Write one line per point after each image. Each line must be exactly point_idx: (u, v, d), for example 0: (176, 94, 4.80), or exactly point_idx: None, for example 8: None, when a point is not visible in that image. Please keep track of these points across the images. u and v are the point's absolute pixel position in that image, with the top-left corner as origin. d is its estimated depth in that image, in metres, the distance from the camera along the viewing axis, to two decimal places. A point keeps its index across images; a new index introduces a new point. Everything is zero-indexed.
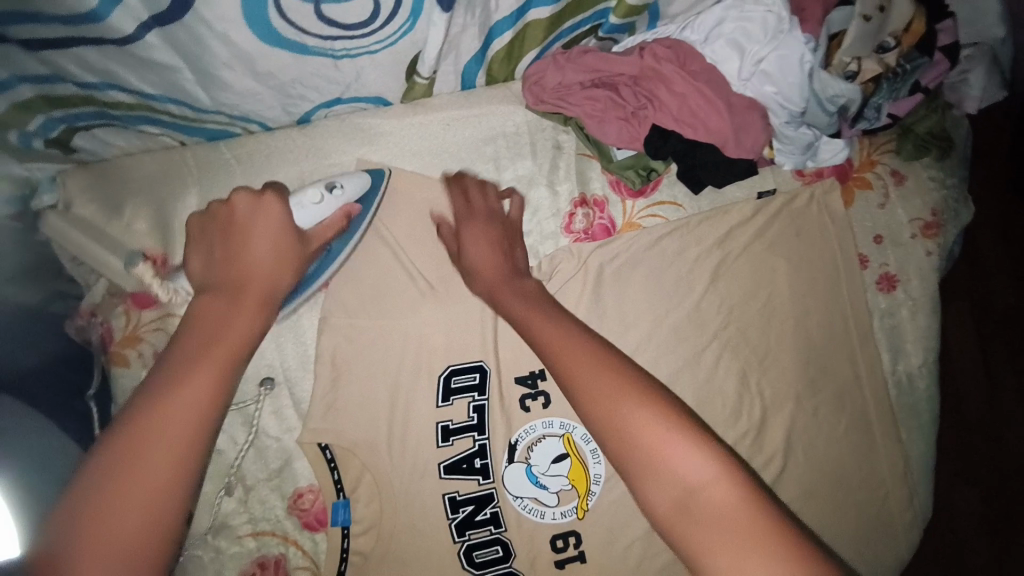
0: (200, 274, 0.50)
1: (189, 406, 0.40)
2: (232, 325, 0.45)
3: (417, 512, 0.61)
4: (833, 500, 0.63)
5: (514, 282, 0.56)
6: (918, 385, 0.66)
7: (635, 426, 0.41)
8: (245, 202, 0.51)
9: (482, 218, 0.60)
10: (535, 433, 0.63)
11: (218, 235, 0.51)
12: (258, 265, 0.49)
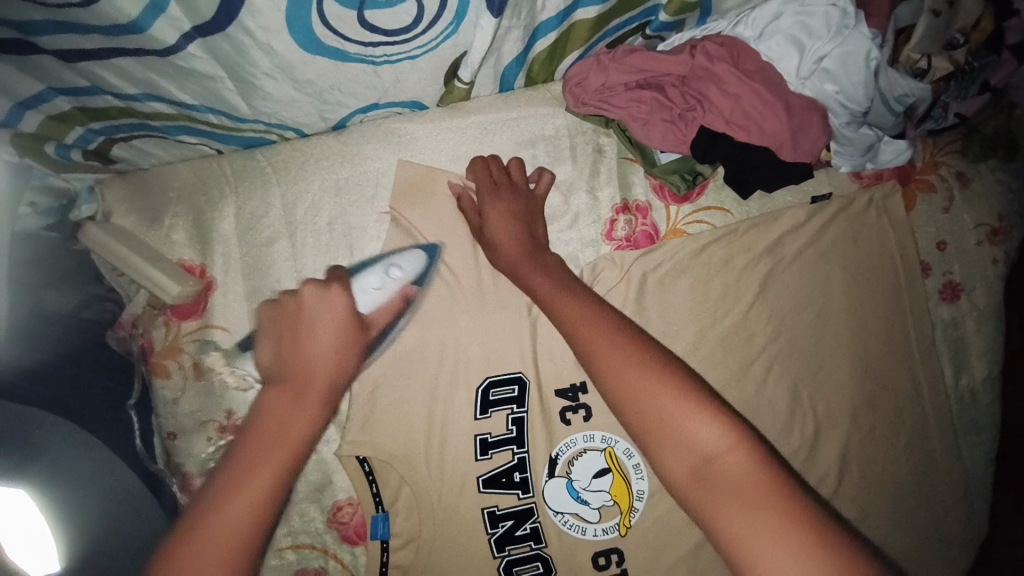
0: (269, 366, 0.48)
1: (260, 488, 0.40)
2: (290, 431, 0.42)
3: (457, 526, 0.59)
4: (891, 521, 0.61)
5: (531, 265, 0.54)
6: (982, 399, 0.62)
7: (678, 416, 0.40)
8: (313, 295, 0.50)
9: (505, 195, 0.58)
10: (576, 447, 0.61)
11: (288, 321, 0.50)
12: (322, 364, 0.46)
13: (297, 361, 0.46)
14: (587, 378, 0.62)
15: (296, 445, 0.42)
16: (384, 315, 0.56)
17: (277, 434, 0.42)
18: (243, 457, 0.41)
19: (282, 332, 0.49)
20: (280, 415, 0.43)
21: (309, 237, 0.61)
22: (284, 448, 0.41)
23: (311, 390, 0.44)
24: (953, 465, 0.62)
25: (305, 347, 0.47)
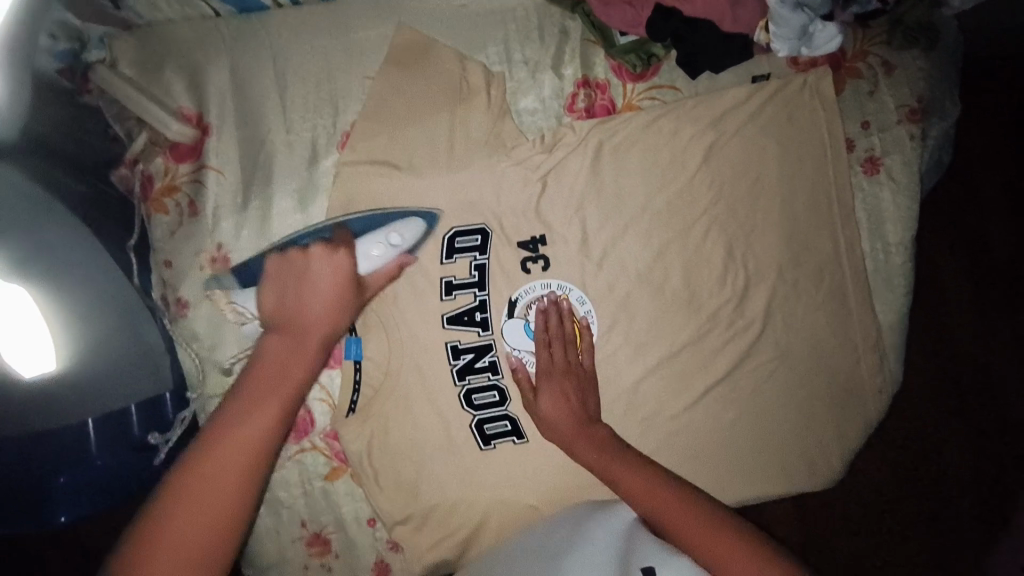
0: (271, 312, 0.57)
1: (255, 434, 0.47)
2: (289, 370, 0.52)
3: (425, 355, 0.68)
4: (807, 364, 0.69)
5: (553, 390, 0.64)
6: (895, 262, 0.70)
7: (649, 495, 0.56)
8: (318, 253, 0.58)
9: (559, 377, 0.65)
10: (535, 293, 0.69)
11: (291, 274, 0.58)
12: (308, 309, 0.56)
13: (301, 312, 0.55)
14: (546, 232, 0.69)
15: (294, 381, 0.51)
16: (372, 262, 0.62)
17: (276, 367, 0.52)
18: (247, 394, 0.49)
19: (286, 284, 0.57)
20: (275, 354, 0.53)
21: (298, 94, 0.67)
22: (279, 387, 0.50)
23: (308, 334, 0.55)
24: (866, 319, 0.69)
25: (304, 303, 0.56)
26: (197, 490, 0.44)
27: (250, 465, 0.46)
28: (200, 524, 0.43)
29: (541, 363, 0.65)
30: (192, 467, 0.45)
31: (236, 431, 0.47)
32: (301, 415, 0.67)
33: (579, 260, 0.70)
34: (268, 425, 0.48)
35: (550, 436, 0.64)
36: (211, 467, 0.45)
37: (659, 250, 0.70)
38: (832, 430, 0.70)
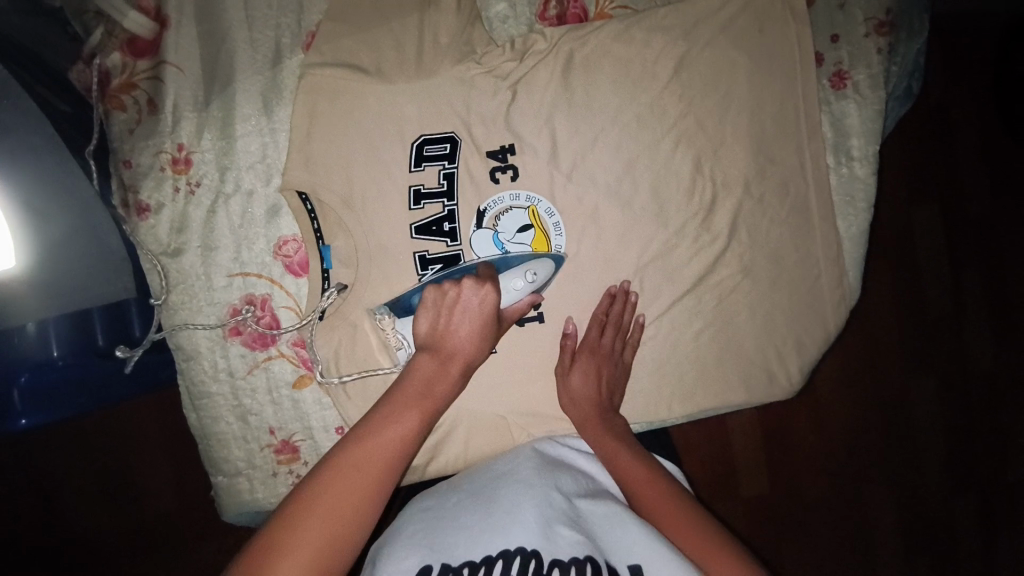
0: (425, 334, 0.58)
1: (387, 445, 0.49)
2: (433, 391, 0.54)
3: (393, 264, 0.67)
4: (771, 277, 0.70)
5: (588, 369, 0.67)
6: (858, 178, 0.71)
7: (634, 476, 0.60)
8: (470, 287, 0.58)
9: (599, 360, 0.68)
10: (504, 204, 0.69)
11: (435, 306, 0.59)
12: (460, 340, 0.57)
13: (445, 342, 0.57)
14: (516, 141, 0.69)
15: (435, 401, 0.54)
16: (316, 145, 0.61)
17: (415, 388, 0.54)
18: (387, 409, 0.52)
19: (438, 314, 0.58)
20: (417, 371, 0.55)
21: None
22: (421, 402, 0.53)
23: (452, 361, 0.57)
24: (829, 233, 0.70)
25: (448, 329, 0.58)
26: (326, 506, 0.46)
27: (382, 472, 0.48)
28: (330, 526, 0.45)
29: (588, 338, 0.68)
30: (329, 468, 0.48)
31: (367, 439, 0.49)
32: (268, 322, 0.67)
33: (549, 171, 0.69)
34: (399, 443, 0.50)
35: (568, 409, 0.67)
36: (343, 482, 0.47)
37: (629, 163, 0.70)
38: (793, 344, 0.71)
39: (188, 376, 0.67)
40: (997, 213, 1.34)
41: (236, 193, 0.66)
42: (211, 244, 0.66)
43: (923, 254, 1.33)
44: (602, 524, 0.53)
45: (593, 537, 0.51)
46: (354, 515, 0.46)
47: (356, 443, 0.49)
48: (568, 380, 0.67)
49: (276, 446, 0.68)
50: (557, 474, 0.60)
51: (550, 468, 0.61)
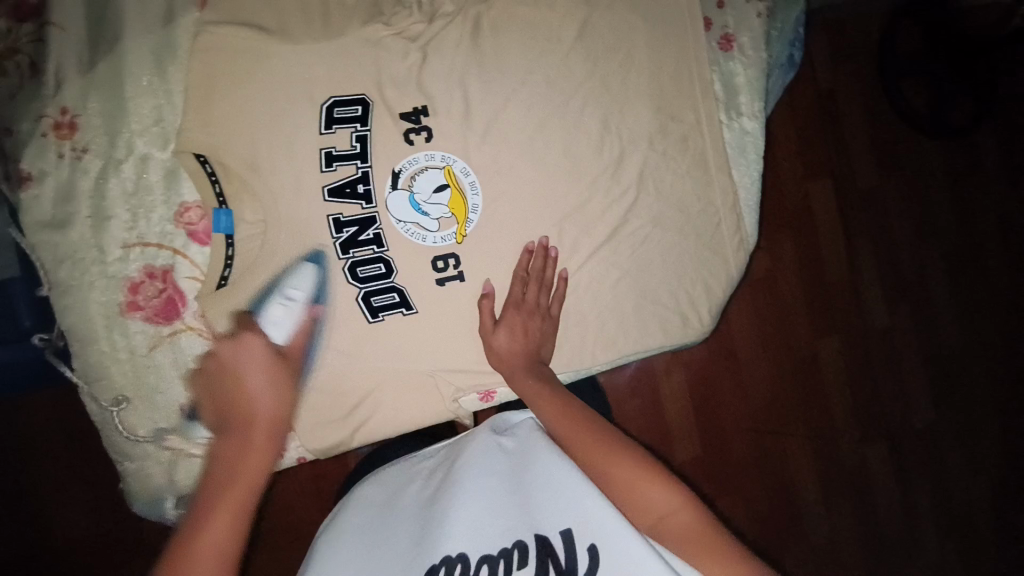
0: (215, 420, 0.60)
1: (211, 542, 0.48)
2: (240, 470, 0.54)
3: (307, 227, 0.66)
4: (676, 226, 0.76)
5: (510, 323, 0.68)
6: (749, 132, 0.78)
7: (552, 415, 0.62)
8: (227, 348, 0.62)
9: (524, 313, 0.69)
10: (419, 165, 0.70)
11: (216, 380, 0.62)
12: (255, 398, 0.59)
13: (242, 400, 0.59)
14: (429, 102, 0.69)
15: (249, 480, 0.53)
16: (298, 339, 0.65)
17: (232, 464, 0.54)
18: (205, 505, 0.51)
19: (214, 385, 0.61)
20: (233, 451, 0.56)
21: None
22: (235, 496, 0.52)
23: (251, 428, 0.57)
24: (725, 183, 0.77)
25: (244, 388, 0.59)
26: None
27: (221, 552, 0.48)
28: None
29: (513, 294, 0.69)
30: None
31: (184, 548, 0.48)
32: (171, 294, 0.63)
33: (462, 131, 0.71)
34: (225, 535, 0.49)
35: (495, 364, 0.69)
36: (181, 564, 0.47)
37: (542, 122, 0.72)
38: (697, 289, 0.77)
39: (83, 360, 0.62)
40: (878, 179, 1.50)
41: (132, 159, 0.62)
42: (103, 215, 0.61)
43: (820, 222, 1.46)
44: (532, 490, 0.54)
45: (520, 513, 0.52)
46: None
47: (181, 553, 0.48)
48: (497, 338, 0.68)
49: (190, 424, 0.64)
50: (489, 454, 0.60)
51: (483, 451, 0.61)
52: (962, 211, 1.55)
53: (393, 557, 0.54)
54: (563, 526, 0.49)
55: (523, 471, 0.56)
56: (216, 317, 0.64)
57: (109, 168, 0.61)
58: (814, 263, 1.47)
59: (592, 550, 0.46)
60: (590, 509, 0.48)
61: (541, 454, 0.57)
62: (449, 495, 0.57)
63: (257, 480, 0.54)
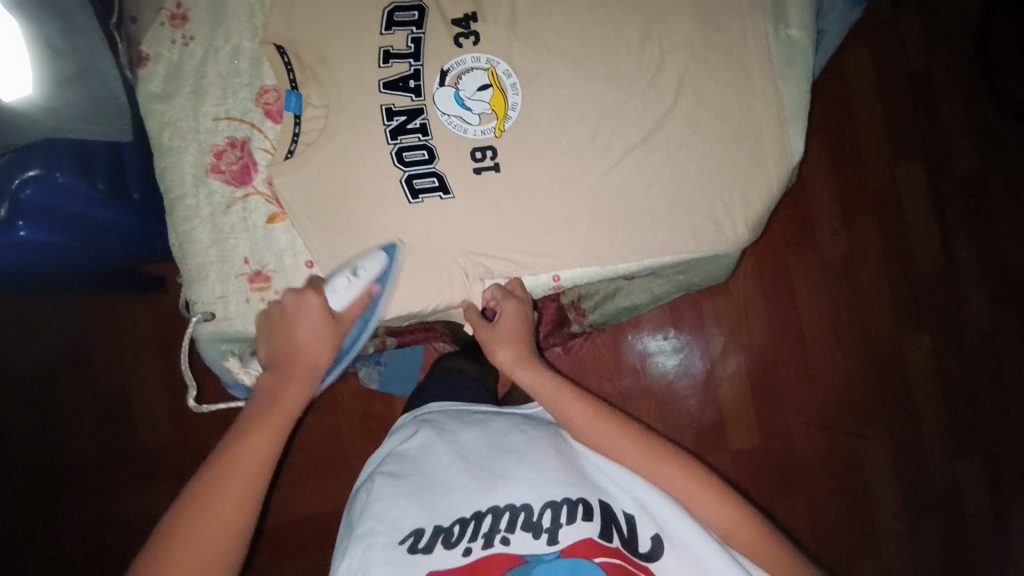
0: (267, 357, 0.68)
1: (246, 460, 0.59)
2: (285, 397, 0.64)
3: (362, 113, 0.74)
4: (715, 133, 0.75)
5: (505, 315, 0.76)
6: (797, 45, 0.77)
7: (583, 425, 0.70)
8: (291, 301, 0.70)
9: (514, 303, 0.77)
10: (465, 65, 0.76)
11: (275, 322, 0.70)
12: (305, 345, 0.68)
13: (291, 350, 0.67)
14: (478, 10, 0.76)
15: (285, 411, 0.64)
16: (354, 308, 0.72)
17: (269, 394, 0.64)
18: (241, 426, 0.61)
19: (272, 328, 0.69)
20: (272, 384, 0.65)
21: None
22: (275, 418, 0.62)
23: (296, 366, 0.67)
24: (769, 92, 0.76)
25: (295, 337, 0.68)
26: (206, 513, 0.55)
27: (259, 465, 0.59)
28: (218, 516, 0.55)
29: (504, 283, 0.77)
30: (200, 490, 0.56)
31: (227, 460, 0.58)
32: (246, 162, 0.74)
33: (507, 34, 0.76)
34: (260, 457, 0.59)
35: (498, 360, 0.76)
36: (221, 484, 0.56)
37: (584, 28, 0.76)
38: (734, 200, 0.76)
39: (173, 210, 0.73)
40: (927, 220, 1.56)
41: (226, 46, 0.74)
42: (200, 91, 0.74)
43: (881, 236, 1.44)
44: (594, 477, 0.67)
45: (585, 483, 0.65)
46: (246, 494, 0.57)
47: (220, 465, 0.58)
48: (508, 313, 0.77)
49: (250, 274, 0.74)
50: (548, 433, 0.72)
51: (540, 428, 0.73)
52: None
53: (453, 486, 0.66)
54: (626, 509, 0.64)
55: (582, 460, 0.69)
56: (279, 183, 0.73)
57: (207, 52, 0.74)
58: (860, 306, 1.54)
59: (655, 538, 0.62)
60: (654, 502, 0.65)
61: (595, 450, 0.71)
62: (512, 452, 0.68)
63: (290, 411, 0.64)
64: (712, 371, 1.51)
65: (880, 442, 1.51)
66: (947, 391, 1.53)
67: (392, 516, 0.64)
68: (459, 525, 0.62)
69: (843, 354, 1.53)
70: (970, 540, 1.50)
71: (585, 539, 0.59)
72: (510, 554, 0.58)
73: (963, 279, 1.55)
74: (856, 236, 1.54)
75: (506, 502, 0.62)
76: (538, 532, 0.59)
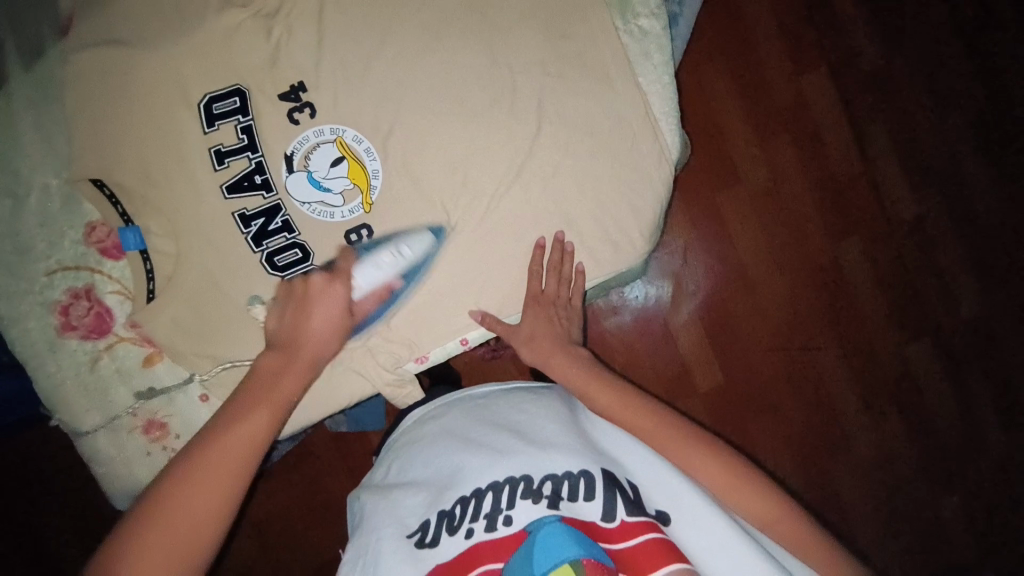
0: (274, 329, 0.64)
1: (237, 438, 0.54)
2: (280, 387, 0.59)
3: (212, 228, 0.67)
4: (589, 147, 0.71)
5: (533, 312, 0.71)
6: (649, 33, 0.73)
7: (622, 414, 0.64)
8: (317, 284, 0.65)
9: (543, 300, 0.72)
10: (309, 143, 0.69)
11: (294, 302, 0.64)
12: (314, 337, 0.63)
13: (303, 330, 0.63)
14: (304, 78, 0.68)
15: (285, 394, 0.59)
16: (369, 301, 0.69)
17: (267, 378, 0.60)
18: (239, 403, 0.57)
19: (287, 307, 0.64)
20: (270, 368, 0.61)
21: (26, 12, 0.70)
22: (273, 402, 0.58)
23: (302, 351, 0.62)
24: (632, 89, 0.72)
25: (309, 320, 0.63)
26: (163, 526, 0.49)
27: (247, 455, 0.54)
28: (189, 512, 0.50)
29: (531, 287, 0.72)
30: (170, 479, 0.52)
31: (212, 442, 0.54)
32: (98, 310, 0.68)
33: (346, 95, 0.69)
34: (253, 438, 0.55)
35: (530, 351, 0.71)
36: (218, 453, 0.53)
37: (424, 70, 0.70)
38: (624, 213, 0.73)
39: (37, 383, 0.67)
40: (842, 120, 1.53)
41: (31, 189, 0.67)
42: (24, 247, 0.67)
43: (786, 149, 1.51)
44: (604, 449, 0.62)
45: (589, 452, 0.60)
46: (219, 491, 0.52)
47: (201, 449, 0.53)
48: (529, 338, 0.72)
49: (143, 426, 0.69)
50: (549, 406, 0.67)
51: (542, 402, 0.67)
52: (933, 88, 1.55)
53: (454, 470, 0.60)
54: (632, 479, 0.59)
55: (593, 433, 0.64)
56: (144, 326, 0.68)
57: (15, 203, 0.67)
58: (792, 224, 1.52)
59: (661, 514, 0.56)
60: (677, 493, 0.58)
61: (607, 428, 0.65)
62: (512, 430, 0.63)
63: (288, 398, 0.59)
64: (667, 322, 1.50)
65: (836, 352, 1.53)
66: (884, 283, 1.54)
67: (393, 517, 0.59)
68: (460, 506, 0.56)
69: (794, 255, 1.52)
70: (939, 426, 1.55)
71: (579, 514, 0.53)
72: (514, 531, 0.52)
73: (884, 173, 1.54)
74: (774, 157, 1.51)
75: (506, 476, 0.57)
76: (537, 498, 0.54)
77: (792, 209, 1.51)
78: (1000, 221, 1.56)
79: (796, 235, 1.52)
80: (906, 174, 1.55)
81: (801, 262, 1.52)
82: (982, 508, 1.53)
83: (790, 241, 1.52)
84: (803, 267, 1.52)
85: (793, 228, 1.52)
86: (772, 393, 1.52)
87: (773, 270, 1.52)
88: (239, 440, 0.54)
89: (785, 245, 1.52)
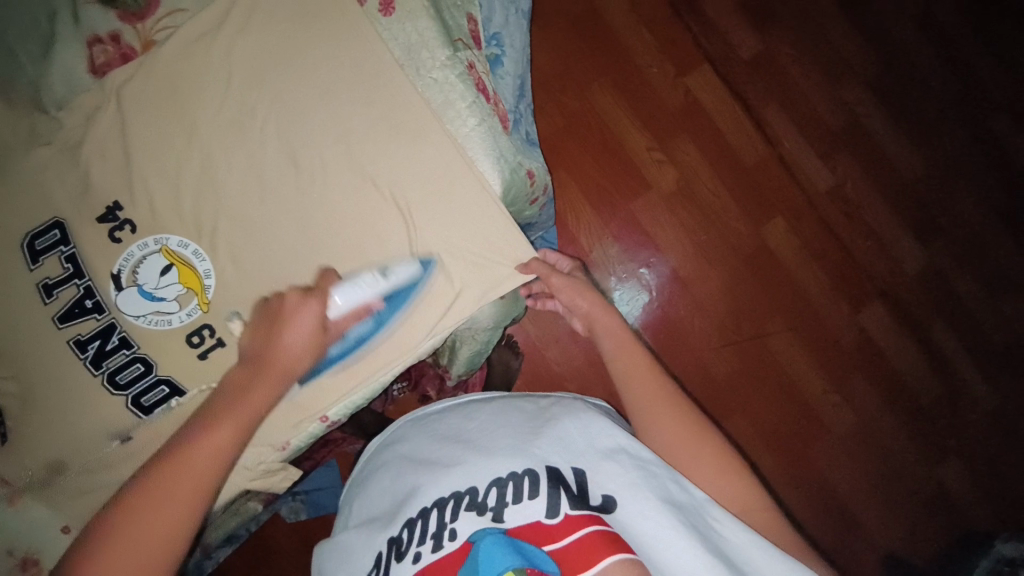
0: (249, 345, 0.63)
1: (205, 448, 0.54)
2: (250, 396, 0.59)
3: (49, 361, 0.67)
4: (409, 200, 0.73)
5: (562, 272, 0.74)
6: (443, 79, 0.74)
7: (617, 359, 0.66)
8: (296, 300, 0.65)
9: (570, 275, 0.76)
10: (135, 258, 0.70)
11: (266, 319, 0.65)
12: (288, 349, 0.62)
13: (275, 351, 0.62)
14: (119, 198, 0.71)
15: (260, 403, 0.59)
16: (348, 319, 0.68)
17: (240, 391, 0.59)
18: (212, 410, 0.58)
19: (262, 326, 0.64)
20: (239, 380, 0.61)
21: None
22: (252, 409, 0.58)
23: (275, 365, 0.61)
24: (440, 133, 0.73)
25: (281, 339, 0.62)
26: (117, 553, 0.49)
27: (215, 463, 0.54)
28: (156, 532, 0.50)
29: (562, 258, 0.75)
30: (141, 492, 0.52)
31: (185, 453, 0.54)
32: None
33: (163, 206, 0.71)
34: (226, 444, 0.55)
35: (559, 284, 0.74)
36: (187, 463, 0.53)
37: (235, 163, 0.72)
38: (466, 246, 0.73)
39: None
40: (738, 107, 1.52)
41: None
42: None
43: (687, 146, 1.51)
44: (547, 435, 0.60)
45: (533, 447, 0.58)
46: (183, 505, 0.52)
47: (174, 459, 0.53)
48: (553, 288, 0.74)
49: (21, 564, 0.68)
50: (495, 411, 0.66)
51: (493, 407, 0.67)
52: (818, 60, 1.54)
53: (403, 495, 0.61)
54: (576, 465, 0.57)
55: (550, 416, 0.63)
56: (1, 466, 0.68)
57: None
58: (714, 216, 1.50)
59: (606, 499, 0.54)
60: (618, 472, 0.55)
61: (560, 413, 0.63)
62: (460, 442, 0.62)
63: (290, 368, 0.62)
64: None
65: (789, 334, 1.48)
66: (820, 258, 1.50)
67: (353, 560, 0.60)
68: (408, 530, 0.56)
69: (728, 233, 1.50)
70: (914, 390, 1.48)
71: (523, 520, 0.53)
72: (458, 545, 0.52)
73: (791, 151, 1.52)
74: (678, 156, 1.50)
75: (450, 491, 0.57)
76: (481, 511, 0.54)
77: (710, 198, 1.50)
78: (921, 170, 1.52)
79: (723, 217, 1.50)
80: (815, 146, 1.53)
81: (737, 241, 1.49)
82: (977, 464, 1.46)
83: (722, 226, 1.50)
84: (745, 245, 1.49)
85: (716, 215, 1.50)
86: (735, 380, 1.46)
87: (715, 251, 1.49)
88: (203, 457, 0.54)
89: (715, 230, 1.50)
